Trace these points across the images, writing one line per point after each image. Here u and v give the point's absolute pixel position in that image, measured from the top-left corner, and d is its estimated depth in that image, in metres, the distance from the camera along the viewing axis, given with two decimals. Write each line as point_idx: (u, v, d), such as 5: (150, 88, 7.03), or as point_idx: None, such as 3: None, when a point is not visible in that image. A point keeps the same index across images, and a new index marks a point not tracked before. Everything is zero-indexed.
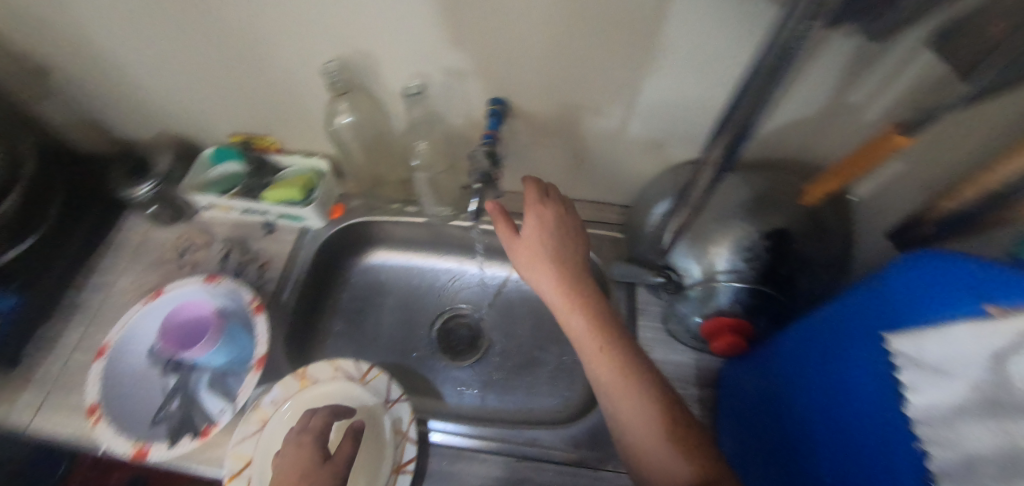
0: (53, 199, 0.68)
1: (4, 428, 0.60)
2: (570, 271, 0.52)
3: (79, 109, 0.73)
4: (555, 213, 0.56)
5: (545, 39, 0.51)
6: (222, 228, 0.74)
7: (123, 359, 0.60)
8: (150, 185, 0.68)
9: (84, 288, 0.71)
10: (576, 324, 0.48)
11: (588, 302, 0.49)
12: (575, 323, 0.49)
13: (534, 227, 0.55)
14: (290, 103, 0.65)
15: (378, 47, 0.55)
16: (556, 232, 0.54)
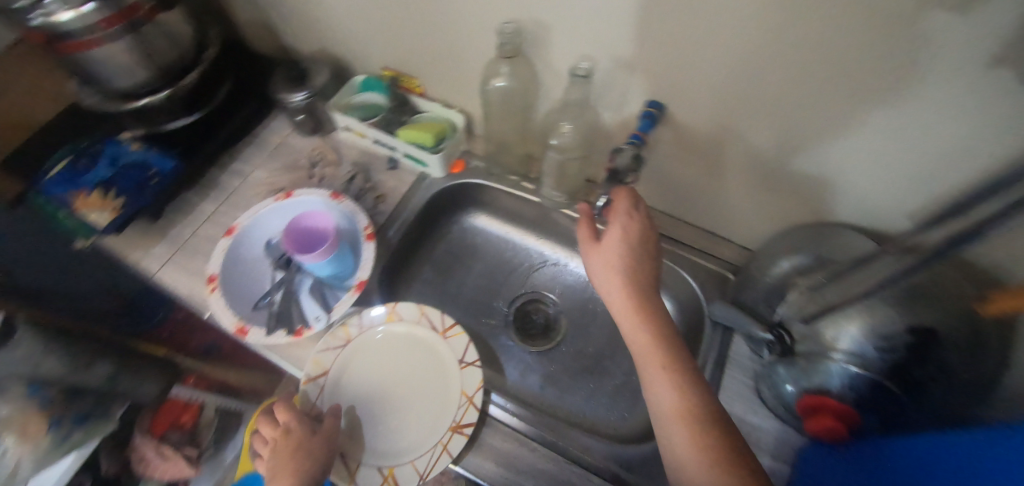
0: (223, 85, 0.75)
1: (141, 269, 0.69)
2: (637, 273, 0.51)
3: (262, 9, 0.79)
4: (633, 220, 0.54)
5: (739, 58, 0.47)
6: (351, 152, 0.78)
7: (245, 243, 0.66)
8: (303, 96, 0.72)
9: (225, 170, 0.78)
10: (633, 330, 0.48)
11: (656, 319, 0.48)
12: (638, 333, 0.48)
13: (614, 232, 0.53)
14: (450, 52, 0.66)
15: (558, 21, 0.54)
16: (636, 242, 0.53)
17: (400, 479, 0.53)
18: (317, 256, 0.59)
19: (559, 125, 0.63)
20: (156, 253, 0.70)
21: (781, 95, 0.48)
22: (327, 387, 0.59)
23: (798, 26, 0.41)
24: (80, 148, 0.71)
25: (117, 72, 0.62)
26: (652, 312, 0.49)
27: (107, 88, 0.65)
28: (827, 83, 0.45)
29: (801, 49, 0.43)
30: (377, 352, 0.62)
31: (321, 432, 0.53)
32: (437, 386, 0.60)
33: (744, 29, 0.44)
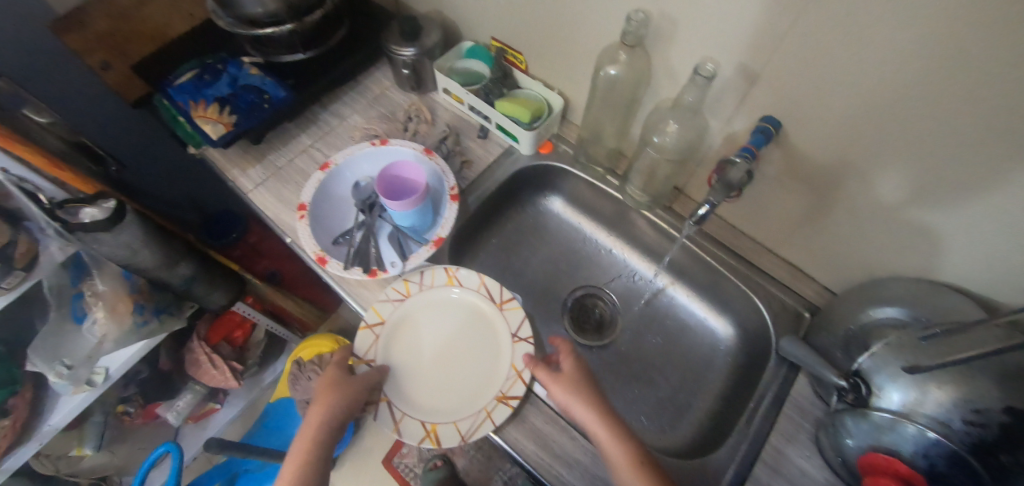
0: (339, 31, 0.78)
1: (237, 184, 0.73)
2: (597, 394, 0.53)
3: None
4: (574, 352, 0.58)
5: (882, 88, 0.44)
6: (445, 115, 0.80)
7: (337, 180, 0.69)
8: (412, 52, 0.74)
9: (324, 108, 0.81)
10: (612, 450, 0.49)
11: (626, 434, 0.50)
12: (619, 451, 0.49)
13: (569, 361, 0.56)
14: (566, 32, 0.66)
15: (688, 17, 0.53)
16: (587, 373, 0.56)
17: (442, 436, 0.54)
18: (400, 207, 0.60)
19: (663, 124, 0.62)
20: (252, 174, 0.74)
21: (920, 134, 0.45)
22: (382, 337, 0.60)
23: (960, 61, 0.38)
24: (207, 63, 0.76)
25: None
26: (609, 412, 0.52)
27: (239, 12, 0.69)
28: (980, 129, 0.41)
29: (960, 87, 0.40)
30: (433, 313, 0.63)
31: (353, 379, 0.54)
32: (485, 358, 0.60)
33: (898, 56, 0.42)
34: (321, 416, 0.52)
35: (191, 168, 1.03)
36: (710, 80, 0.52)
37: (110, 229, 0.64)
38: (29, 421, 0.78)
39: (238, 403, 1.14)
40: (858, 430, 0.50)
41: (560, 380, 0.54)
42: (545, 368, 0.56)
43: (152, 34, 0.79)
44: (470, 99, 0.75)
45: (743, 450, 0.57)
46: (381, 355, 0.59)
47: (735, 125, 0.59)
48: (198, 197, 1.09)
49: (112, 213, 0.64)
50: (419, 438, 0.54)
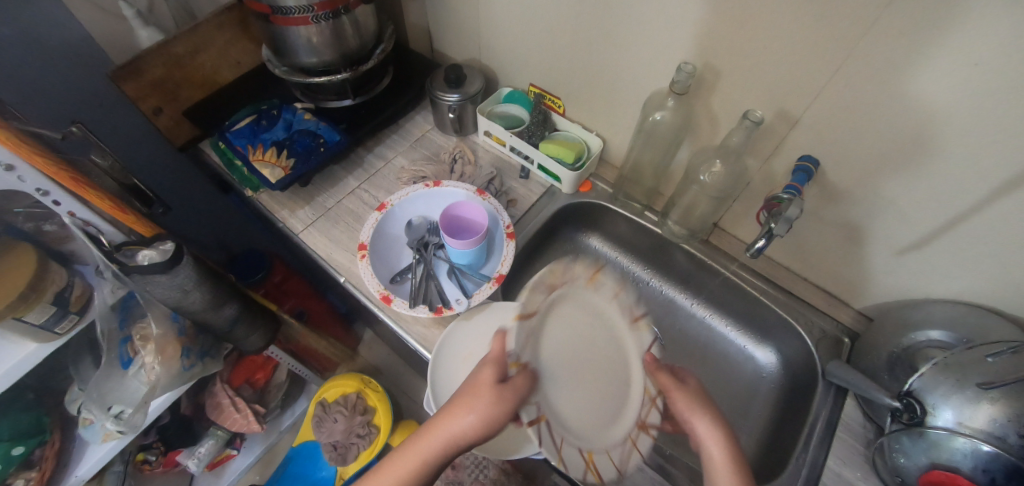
0: (385, 77, 0.84)
1: (286, 225, 0.74)
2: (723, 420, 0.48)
3: (429, 18, 0.88)
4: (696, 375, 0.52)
5: (899, 129, 0.51)
6: (487, 156, 0.84)
7: (392, 220, 0.72)
8: (457, 98, 0.79)
9: (367, 150, 0.84)
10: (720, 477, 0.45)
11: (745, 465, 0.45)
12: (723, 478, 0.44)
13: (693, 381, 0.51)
14: (606, 79, 0.73)
15: (728, 71, 0.59)
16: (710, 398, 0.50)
17: (600, 467, 0.52)
18: (463, 245, 0.63)
19: (709, 163, 0.67)
20: (301, 214, 0.75)
21: (924, 168, 0.52)
22: (533, 332, 0.54)
23: (936, 107, 0.47)
24: (262, 109, 0.80)
25: (307, 50, 0.71)
26: (731, 439, 0.47)
27: (295, 63, 0.74)
28: (965, 162, 0.49)
29: (937, 128, 0.48)
30: (572, 316, 0.56)
31: (501, 393, 0.46)
32: (620, 377, 0.56)
33: (891, 104, 0.49)
34: (454, 425, 0.45)
35: (220, 207, 1.04)
36: (757, 125, 0.58)
37: (164, 272, 0.64)
38: (55, 473, 0.75)
39: (257, 449, 1.10)
40: (915, 449, 0.51)
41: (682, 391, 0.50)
42: (668, 377, 0.52)
43: (203, 82, 0.82)
44: (514, 141, 0.80)
45: (805, 476, 0.58)
46: (531, 353, 0.53)
47: (772, 163, 0.64)
48: (225, 236, 1.10)
49: (169, 257, 0.65)
50: (580, 469, 0.51)
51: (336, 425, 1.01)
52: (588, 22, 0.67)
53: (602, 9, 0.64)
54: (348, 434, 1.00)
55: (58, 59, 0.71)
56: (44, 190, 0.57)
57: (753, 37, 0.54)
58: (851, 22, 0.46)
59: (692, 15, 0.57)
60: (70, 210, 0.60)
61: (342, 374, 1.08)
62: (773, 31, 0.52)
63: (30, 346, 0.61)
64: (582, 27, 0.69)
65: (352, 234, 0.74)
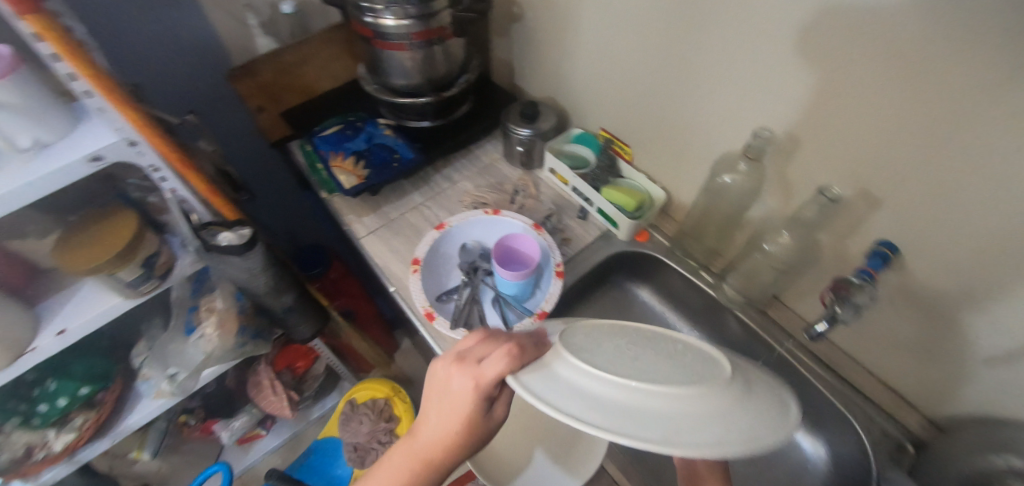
0: (466, 103, 0.91)
1: (352, 229, 0.79)
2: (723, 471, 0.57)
3: (517, 58, 0.95)
4: None
5: (997, 233, 0.46)
6: (549, 192, 0.87)
7: (448, 241, 0.75)
8: (528, 133, 0.83)
9: (438, 170, 0.89)
10: None
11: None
12: None
13: None
14: (677, 134, 0.74)
15: (805, 143, 0.58)
16: None
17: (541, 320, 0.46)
18: (513, 276, 0.65)
19: (776, 233, 0.67)
20: (366, 221, 0.80)
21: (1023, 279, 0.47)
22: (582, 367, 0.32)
23: None
24: (350, 121, 0.87)
25: (401, 72, 0.80)
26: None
27: (386, 82, 0.83)
28: None
29: None
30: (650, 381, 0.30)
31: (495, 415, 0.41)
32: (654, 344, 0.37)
33: (976, 206, 0.46)
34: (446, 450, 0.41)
35: (298, 202, 1.13)
36: (832, 202, 0.57)
37: (239, 255, 0.71)
38: (110, 417, 0.83)
39: (283, 432, 1.15)
40: None
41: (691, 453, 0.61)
42: None
43: (307, 91, 0.92)
44: (576, 182, 0.83)
45: None
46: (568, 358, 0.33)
47: (848, 243, 0.61)
48: (300, 230, 1.19)
49: (245, 241, 0.70)
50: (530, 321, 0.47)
51: (361, 426, 1.04)
52: (669, 79, 0.69)
53: (683, 69, 0.66)
54: (370, 437, 1.02)
55: (194, 58, 0.83)
56: (156, 167, 0.67)
57: (838, 116, 0.53)
58: (947, 117, 0.44)
59: (775, 87, 0.56)
60: (174, 187, 0.69)
61: (369, 379, 1.11)
62: (857, 113, 0.51)
63: (116, 300, 0.72)
64: (661, 82, 0.71)
65: (409, 246, 0.78)
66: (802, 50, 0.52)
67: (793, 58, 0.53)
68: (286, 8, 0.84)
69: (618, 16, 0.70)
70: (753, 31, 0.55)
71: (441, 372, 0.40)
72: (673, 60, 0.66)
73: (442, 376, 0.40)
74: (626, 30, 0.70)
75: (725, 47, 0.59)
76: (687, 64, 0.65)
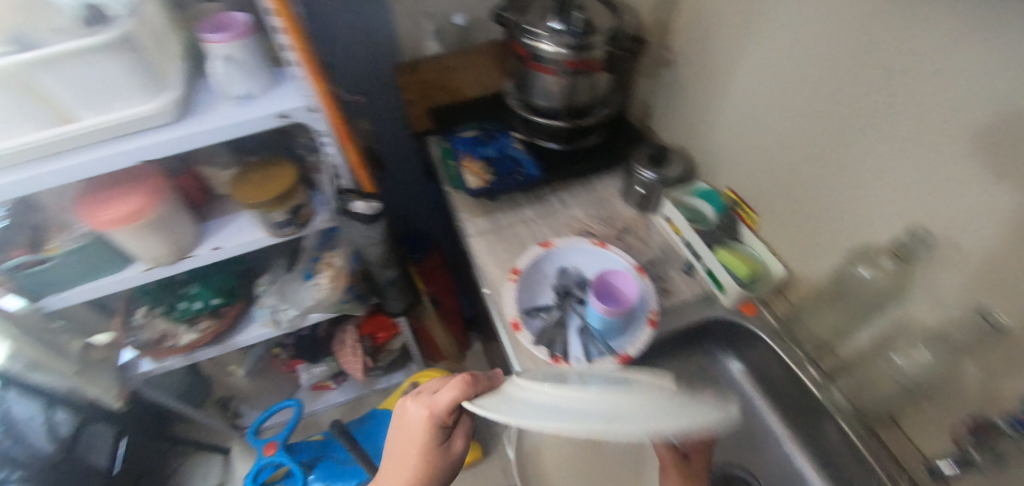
0: (597, 133, 0.93)
1: (461, 226, 0.85)
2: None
3: (663, 103, 0.97)
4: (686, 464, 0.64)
5: None
6: (659, 240, 0.88)
7: (549, 260, 0.78)
8: (652, 177, 0.85)
9: (555, 191, 0.93)
10: None
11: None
12: None
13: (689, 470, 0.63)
14: (813, 211, 0.69)
15: (969, 255, 0.51)
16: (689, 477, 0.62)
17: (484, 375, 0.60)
18: (602, 309, 0.66)
19: (913, 347, 0.60)
20: (477, 222, 0.85)
21: None
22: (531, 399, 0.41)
23: None
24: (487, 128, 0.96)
25: (543, 93, 0.86)
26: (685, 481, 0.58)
27: (527, 100, 0.90)
28: None
29: None
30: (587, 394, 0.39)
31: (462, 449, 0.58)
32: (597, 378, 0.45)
33: None
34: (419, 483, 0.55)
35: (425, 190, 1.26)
36: (994, 329, 0.50)
37: (366, 223, 0.80)
38: (227, 330, 0.98)
39: (349, 391, 1.28)
40: None
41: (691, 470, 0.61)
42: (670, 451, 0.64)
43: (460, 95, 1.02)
44: (688, 235, 0.83)
45: None
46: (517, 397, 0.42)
47: (1000, 382, 0.52)
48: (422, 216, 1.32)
49: (372, 212, 0.80)
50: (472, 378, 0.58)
51: None
52: (820, 157, 0.65)
53: (839, 151, 0.62)
54: None
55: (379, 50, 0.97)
56: (322, 133, 0.77)
57: (1014, 237, 0.46)
58: None
59: (944, 196, 0.51)
60: (330, 153, 0.79)
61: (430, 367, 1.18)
62: None
63: (260, 235, 0.84)
64: (811, 157, 0.67)
65: (510, 254, 0.81)
66: (982, 160, 0.46)
67: (968, 171, 0.48)
68: (456, 20, 0.96)
69: (775, 80, 0.68)
70: (924, 126, 0.50)
71: (404, 418, 0.57)
72: (826, 134, 0.63)
73: (408, 420, 0.56)
74: (782, 94, 0.68)
75: (888, 133, 0.54)
76: (845, 148, 0.61)
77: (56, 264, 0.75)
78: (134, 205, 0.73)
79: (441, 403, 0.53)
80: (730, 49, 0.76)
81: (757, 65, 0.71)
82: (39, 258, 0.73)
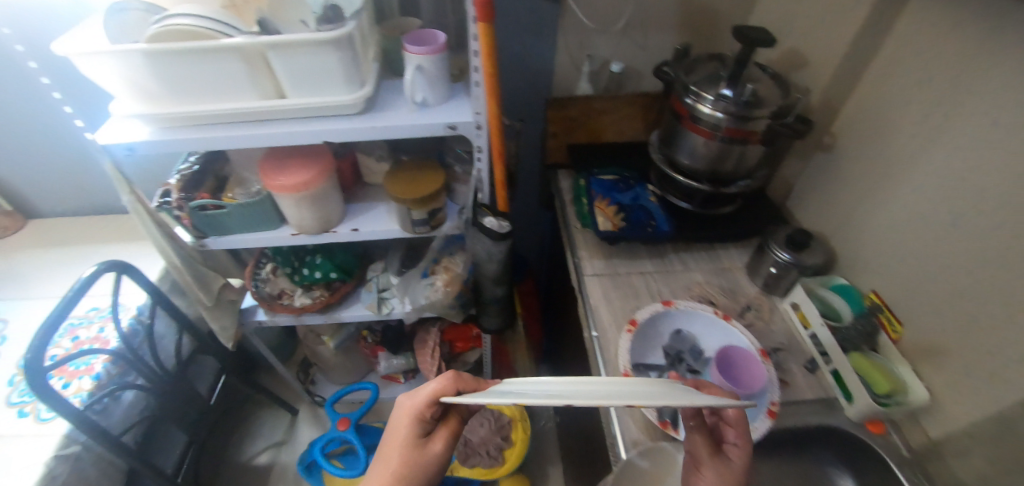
0: (734, 203, 0.93)
1: (581, 266, 0.88)
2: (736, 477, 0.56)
3: (816, 189, 0.94)
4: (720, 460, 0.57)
5: None
6: (782, 326, 0.84)
7: (666, 319, 0.77)
8: (788, 258, 0.83)
9: (679, 252, 0.93)
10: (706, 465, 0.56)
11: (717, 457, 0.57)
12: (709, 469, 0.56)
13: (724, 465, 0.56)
14: (979, 338, 0.63)
15: None
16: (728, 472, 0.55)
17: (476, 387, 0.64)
18: (721, 385, 0.65)
19: None
20: (595, 263, 0.89)
21: None
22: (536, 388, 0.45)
23: None
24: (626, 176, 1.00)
25: (690, 152, 0.87)
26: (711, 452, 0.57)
27: (671, 155, 0.92)
28: None
29: None
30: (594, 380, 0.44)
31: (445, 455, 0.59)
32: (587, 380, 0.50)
33: None
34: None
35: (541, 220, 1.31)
36: None
37: (493, 239, 0.84)
38: (336, 303, 1.07)
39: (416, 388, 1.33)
40: None
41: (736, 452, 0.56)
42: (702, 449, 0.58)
43: (603, 138, 1.07)
44: (818, 329, 0.78)
45: None
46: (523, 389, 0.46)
47: None
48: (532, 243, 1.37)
49: (501, 231, 0.83)
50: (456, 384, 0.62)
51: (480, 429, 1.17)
52: (1000, 284, 0.60)
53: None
54: (484, 443, 1.15)
55: (539, 84, 1.04)
56: (479, 149, 0.80)
57: None
58: None
59: None
60: (480, 169, 0.82)
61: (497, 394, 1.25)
62: None
63: (393, 227, 0.90)
64: (985, 280, 0.62)
65: (624, 303, 0.82)
66: None
67: None
68: (615, 69, 0.99)
69: (960, 188, 0.65)
70: None
71: (391, 415, 0.61)
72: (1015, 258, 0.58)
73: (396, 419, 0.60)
74: (965, 204, 0.64)
75: None
76: None
77: (228, 212, 0.85)
78: (304, 177, 0.81)
79: (423, 396, 0.58)
80: (905, 151, 0.73)
81: (938, 168, 0.68)
82: (218, 203, 0.84)
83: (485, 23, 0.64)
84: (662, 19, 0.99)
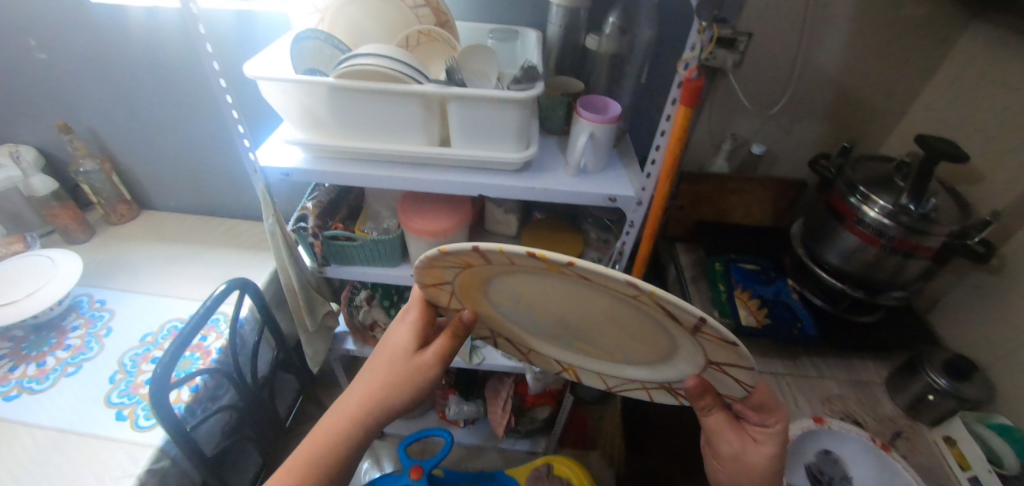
0: (881, 311, 0.87)
1: None
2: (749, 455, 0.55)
3: (970, 310, 0.86)
4: (730, 428, 0.55)
5: None
6: (928, 462, 0.76)
7: (817, 436, 0.73)
8: (946, 384, 0.75)
9: (809, 355, 0.88)
10: (725, 441, 0.56)
11: (734, 429, 0.55)
12: (724, 443, 0.56)
13: (734, 436, 0.55)
14: None
15: None
16: (738, 442, 0.55)
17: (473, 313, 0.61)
18: None
19: None
20: None
21: None
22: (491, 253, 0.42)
23: None
24: (767, 266, 0.97)
25: (844, 253, 0.82)
26: (728, 422, 0.55)
27: (817, 252, 0.87)
28: None
29: None
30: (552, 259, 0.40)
31: (430, 365, 0.59)
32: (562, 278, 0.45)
33: None
34: (387, 387, 0.57)
35: None
36: None
37: None
38: None
39: (474, 436, 1.33)
40: None
41: (761, 439, 0.55)
42: (721, 415, 0.55)
43: (734, 216, 1.04)
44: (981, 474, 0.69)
45: None
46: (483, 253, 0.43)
47: None
48: None
49: None
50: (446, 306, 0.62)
51: None
52: None
53: None
54: None
55: None
56: (632, 224, 0.77)
57: None
58: None
59: None
60: (626, 241, 0.78)
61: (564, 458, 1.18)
62: None
63: None
64: None
65: None
66: None
67: None
68: (757, 151, 0.95)
69: None
70: None
71: (384, 336, 0.62)
72: None
73: (390, 329, 0.62)
74: None
75: None
76: None
77: (358, 244, 0.83)
78: (449, 226, 0.79)
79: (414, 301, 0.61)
80: None
81: None
82: (351, 236, 0.82)
83: (686, 107, 0.61)
84: (808, 107, 0.96)
